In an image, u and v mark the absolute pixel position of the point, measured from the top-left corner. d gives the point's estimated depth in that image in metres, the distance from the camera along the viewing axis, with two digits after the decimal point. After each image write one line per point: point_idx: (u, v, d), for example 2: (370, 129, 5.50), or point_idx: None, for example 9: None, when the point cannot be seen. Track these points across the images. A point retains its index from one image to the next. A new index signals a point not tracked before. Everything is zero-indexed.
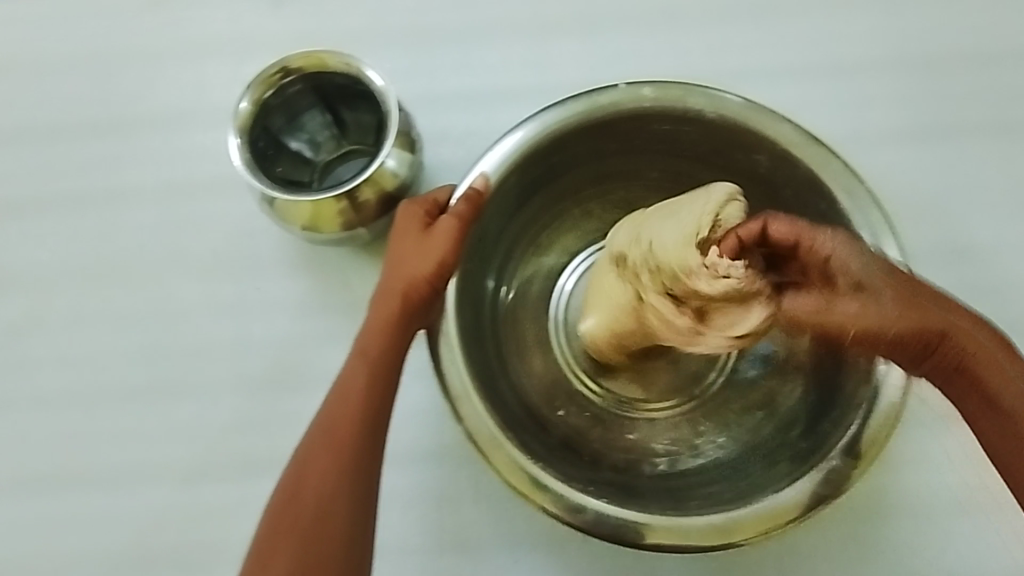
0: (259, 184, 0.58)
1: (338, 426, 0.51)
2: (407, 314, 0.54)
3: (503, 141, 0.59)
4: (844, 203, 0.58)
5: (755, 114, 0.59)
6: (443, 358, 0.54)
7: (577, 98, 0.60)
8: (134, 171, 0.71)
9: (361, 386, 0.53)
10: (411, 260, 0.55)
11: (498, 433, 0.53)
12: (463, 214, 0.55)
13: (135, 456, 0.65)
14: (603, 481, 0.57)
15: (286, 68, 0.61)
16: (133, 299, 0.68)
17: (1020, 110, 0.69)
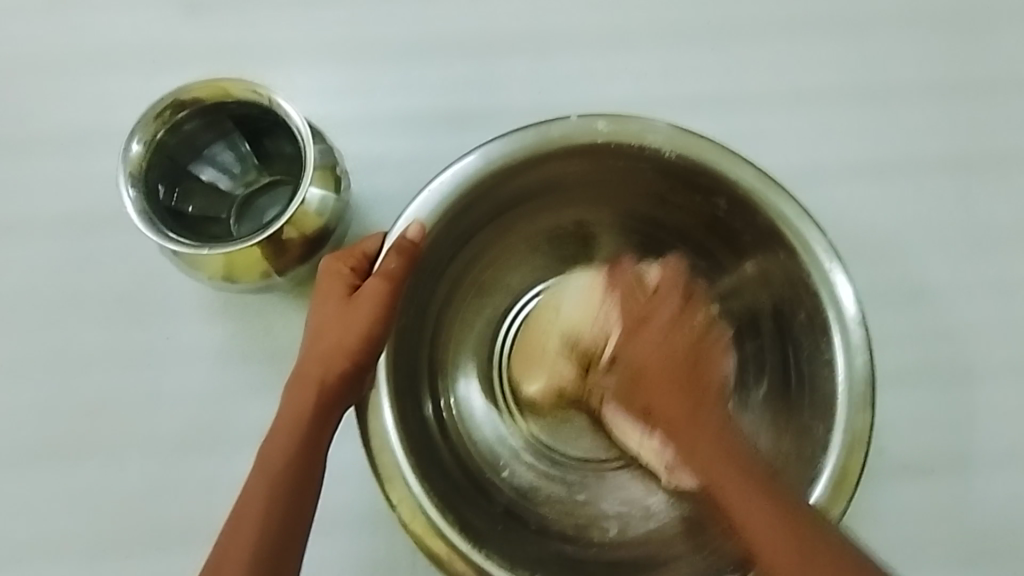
0: (160, 239, 0.52)
1: (234, 545, 0.47)
2: (323, 402, 0.50)
3: (439, 181, 0.54)
4: (804, 256, 0.54)
5: (712, 152, 0.55)
6: (374, 436, 0.51)
7: (524, 131, 0.55)
8: (27, 200, 0.63)
9: (261, 500, 0.48)
10: (327, 335, 0.51)
11: (433, 514, 0.51)
12: (392, 271, 0.51)
13: (29, 527, 0.58)
14: (549, 558, 0.54)
15: (180, 101, 0.55)
16: (24, 348, 0.61)
17: (979, 143, 0.67)
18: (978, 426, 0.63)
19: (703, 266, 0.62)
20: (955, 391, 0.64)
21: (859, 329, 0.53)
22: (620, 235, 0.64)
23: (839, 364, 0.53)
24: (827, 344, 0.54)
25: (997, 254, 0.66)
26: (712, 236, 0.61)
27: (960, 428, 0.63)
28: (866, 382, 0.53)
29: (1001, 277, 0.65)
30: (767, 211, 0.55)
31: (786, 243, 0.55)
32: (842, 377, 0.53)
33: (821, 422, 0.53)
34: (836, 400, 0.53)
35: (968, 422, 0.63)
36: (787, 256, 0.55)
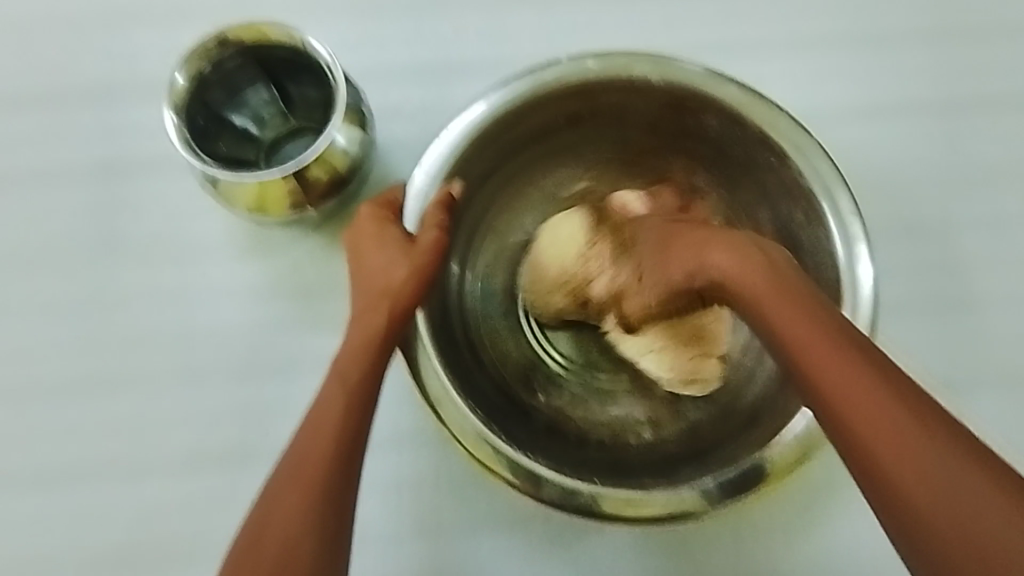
0: (199, 165, 0.55)
1: (309, 463, 0.48)
2: (389, 332, 0.52)
3: (450, 128, 0.58)
4: (794, 158, 0.58)
5: (701, 77, 0.58)
6: (420, 363, 0.55)
7: (519, 77, 0.58)
8: (62, 149, 0.66)
9: (331, 421, 0.49)
10: (386, 271, 0.53)
11: (482, 430, 0.55)
12: (440, 220, 0.55)
13: (73, 453, 0.62)
14: (591, 460, 0.59)
15: (223, 40, 0.58)
16: (64, 287, 0.64)
17: (967, 86, 0.71)
18: (971, 353, 0.67)
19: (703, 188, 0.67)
20: (948, 320, 0.67)
21: (854, 219, 0.56)
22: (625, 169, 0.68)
23: (838, 255, 0.57)
24: (828, 240, 0.58)
25: (987, 192, 0.69)
26: (709, 158, 0.65)
27: (953, 354, 0.67)
28: (871, 268, 0.55)
29: (991, 213, 0.69)
30: (754, 124, 0.58)
31: (777, 149, 0.58)
32: (844, 272, 0.56)
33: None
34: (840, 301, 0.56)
35: (959, 348, 0.67)
36: (778, 161, 0.59)
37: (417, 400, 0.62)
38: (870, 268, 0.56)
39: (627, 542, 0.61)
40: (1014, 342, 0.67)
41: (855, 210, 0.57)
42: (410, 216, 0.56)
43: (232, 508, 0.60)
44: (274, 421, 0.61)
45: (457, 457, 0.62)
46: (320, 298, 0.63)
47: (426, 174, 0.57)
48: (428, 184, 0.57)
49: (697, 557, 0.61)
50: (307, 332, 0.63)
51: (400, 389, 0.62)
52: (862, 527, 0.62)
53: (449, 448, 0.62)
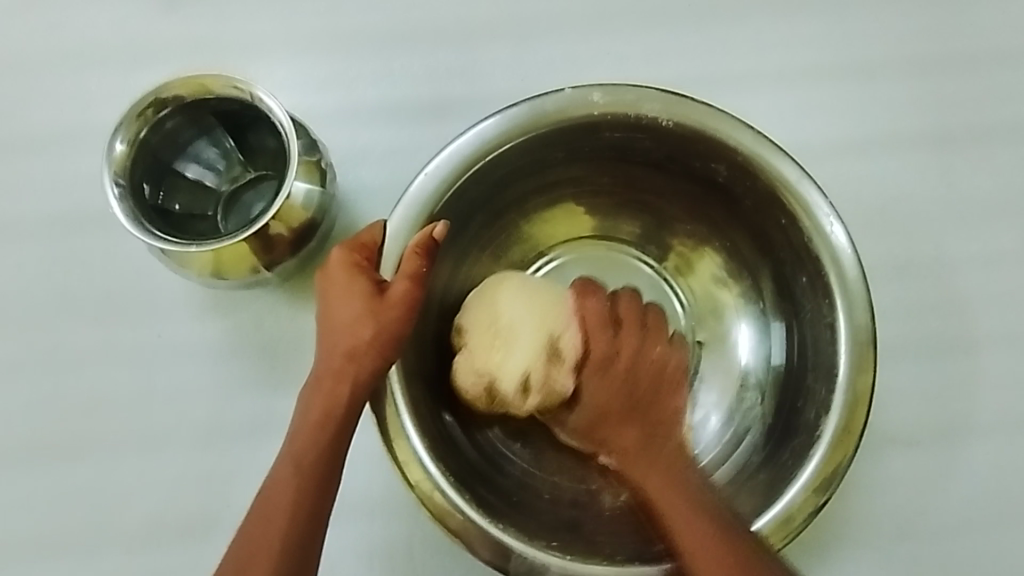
0: (147, 238, 0.51)
1: (267, 537, 0.46)
2: (352, 402, 0.49)
3: (433, 164, 0.55)
4: (803, 212, 0.55)
5: (709, 115, 0.55)
6: (390, 426, 0.52)
7: (519, 104, 0.55)
8: (11, 200, 0.63)
9: (294, 493, 0.47)
10: (352, 330, 0.49)
11: (452, 496, 0.52)
12: (417, 275, 0.50)
13: (27, 525, 0.59)
14: (565, 523, 0.55)
15: (160, 99, 0.54)
16: (15, 349, 0.61)
17: (961, 117, 0.68)
18: (968, 399, 0.64)
19: (701, 232, 0.63)
20: (944, 364, 0.64)
21: (858, 283, 0.54)
22: (614, 204, 0.63)
23: (840, 319, 0.54)
24: (830, 301, 0.54)
25: (983, 228, 0.66)
26: (707, 202, 0.61)
27: (950, 400, 0.64)
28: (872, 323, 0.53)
29: (988, 250, 0.66)
30: (767, 176, 0.55)
31: (787, 207, 0.55)
32: (845, 339, 0.54)
33: (824, 385, 0.54)
34: (837, 377, 0.53)
35: (955, 392, 0.64)
36: (788, 220, 0.56)
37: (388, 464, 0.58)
38: (870, 349, 0.53)
39: None
40: (1014, 385, 0.64)
41: (861, 276, 0.54)
42: (388, 259, 0.53)
43: None
44: (238, 488, 0.58)
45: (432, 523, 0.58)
46: (285, 356, 0.60)
47: (408, 206, 0.54)
48: (409, 217, 0.54)
49: None
50: (272, 393, 0.59)
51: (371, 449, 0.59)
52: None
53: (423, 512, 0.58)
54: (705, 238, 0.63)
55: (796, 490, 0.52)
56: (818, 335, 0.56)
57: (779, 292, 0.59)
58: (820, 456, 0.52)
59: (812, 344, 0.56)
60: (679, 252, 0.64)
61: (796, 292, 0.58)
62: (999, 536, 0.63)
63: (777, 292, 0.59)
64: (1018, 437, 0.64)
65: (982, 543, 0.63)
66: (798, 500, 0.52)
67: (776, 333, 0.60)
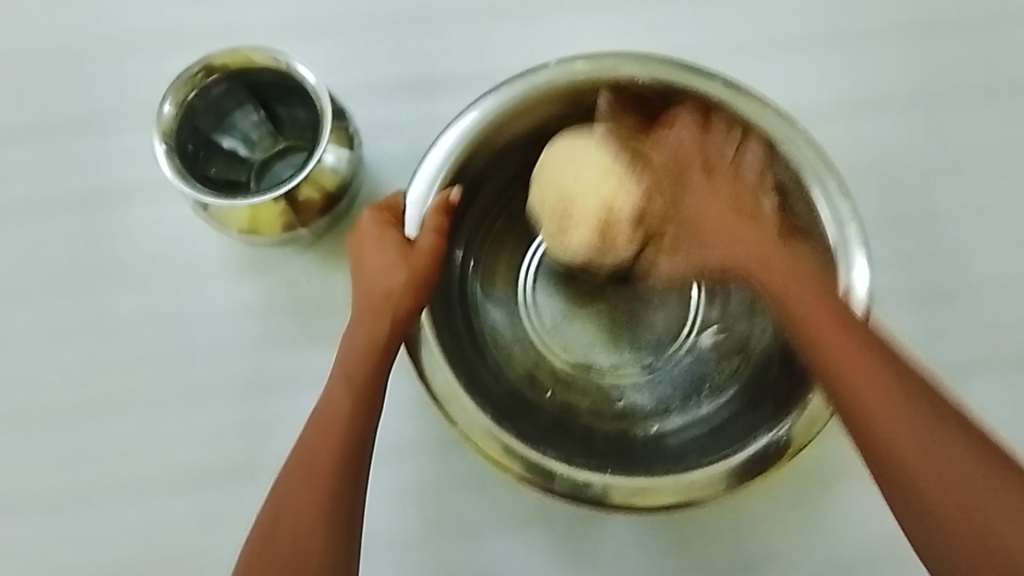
0: (190, 190, 0.56)
1: (318, 458, 0.49)
2: (390, 339, 0.52)
3: (440, 142, 0.58)
4: (785, 151, 0.58)
5: (686, 73, 0.59)
6: (426, 364, 0.55)
7: (512, 81, 0.58)
8: (57, 178, 0.67)
9: (342, 417, 0.50)
10: (386, 274, 0.53)
11: (490, 426, 0.55)
12: (440, 226, 0.55)
13: (80, 477, 0.63)
14: (600, 454, 0.59)
15: (209, 67, 0.59)
16: (65, 315, 0.65)
17: (943, 79, 0.72)
18: (960, 340, 0.68)
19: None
20: (936, 308, 0.68)
21: (844, 206, 0.57)
22: None
23: (830, 238, 0.57)
24: (819, 226, 0.58)
25: (969, 181, 0.71)
26: None
27: (943, 341, 0.68)
28: (859, 234, 0.56)
29: (974, 202, 0.70)
30: (744, 119, 0.59)
31: (767, 142, 0.59)
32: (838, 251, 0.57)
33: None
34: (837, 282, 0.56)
35: (947, 335, 0.68)
36: None
37: (417, 410, 0.62)
38: (862, 257, 0.56)
39: (631, 540, 0.62)
40: (1003, 327, 0.68)
41: (844, 195, 0.57)
42: (412, 222, 0.56)
43: (240, 525, 0.61)
44: (276, 436, 0.63)
45: (457, 463, 0.62)
46: (318, 313, 0.64)
47: (426, 180, 0.57)
48: (428, 189, 0.56)
49: (702, 549, 0.62)
50: (305, 347, 0.64)
51: (398, 397, 0.62)
52: (867, 511, 0.62)
53: (449, 454, 0.62)
54: None
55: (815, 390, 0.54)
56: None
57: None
58: None
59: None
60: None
61: None
62: None
63: None
64: (1006, 373, 0.68)
65: None
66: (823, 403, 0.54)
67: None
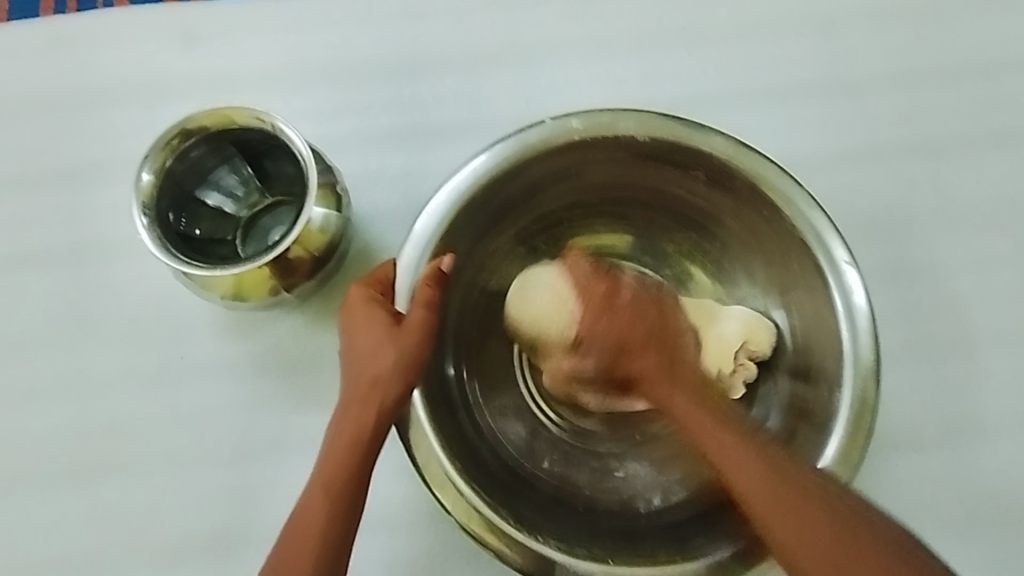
0: (173, 263, 0.54)
1: (297, 558, 0.47)
2: (378, 427, 0.49)
3: (427, 209, 0.56)
4: (787, 209, 0.56)
5: (684, 130, 0.57)
6: (420, 449, 0.52)
7: (504, 141, 0.57)
8: (38, 232, 0.66)
9: (323, 512, 0.48)
10: (373, 359, 0.50)
11: (488, 513, 0.52)
12: (432, 300, 0.52)
13: (56, 547, 0.60)
14: (602, 532, 0.56)
15: (185, 131, 0.57)
16: (43, 376, 0.63)
17: (949, 128, 0.70)
18: (969, 399, 0.66)
19: (692, 236, 0.65)
20: (944, 367, 0.66)
21: (850, 268, 0.54)
22: (613, 215, 0.65)
23: (836, 303, 0.55)
24: (824, 290, 0.56)
25: (979, 234, 0.68)
26: (698, 211, 0.63)
27: (952, 402, 0.65)
28: (864, 298, 0.54)
29: (982, 255, 0.68)
30: (746, 175, 0.57)
31: (768, 200, 0.57)
32: (843, 319, 0.54)
33: (833, 363, 0.55)
34: (842, 350, 0.54)
35: (956, 394, 0.66)
36: (770, 212, 0.57)
37: (407, 480, 0.60)
38: (868, 324, 0.54)
39: None
40: (1013, 386, 0.66)
41: (850, 258, 0.55)
42: (401, 294, 0.54)
43: None
44: (261, 505, 0.60)
45: (448, 535, 0.60)
46: (305, 376, 0.62)
47: (415, 246, 0.55)
48: (417, 256, 0.55)
49: None
50: (291, 411, 0.61)
51: (389, 466, 0.60)
52: None
53: (441, 525, 0.60)
54: (698, 242, 0.65)
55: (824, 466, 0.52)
56: (816, 310, 0.57)
57: (775, 279, 0.61)
58: (839, 428, 0.53)
59: (807, 313, 0.58)
60: (676, 258, 0.66)
61: (788, 276, 0.60)
62: (1005, 535, 0.64)
63: (771, 279, 0.61)
64: (1017, 435, 0.65)
65: (989, 541, 0.64)
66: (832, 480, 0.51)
67: (777, 313, 0.61)
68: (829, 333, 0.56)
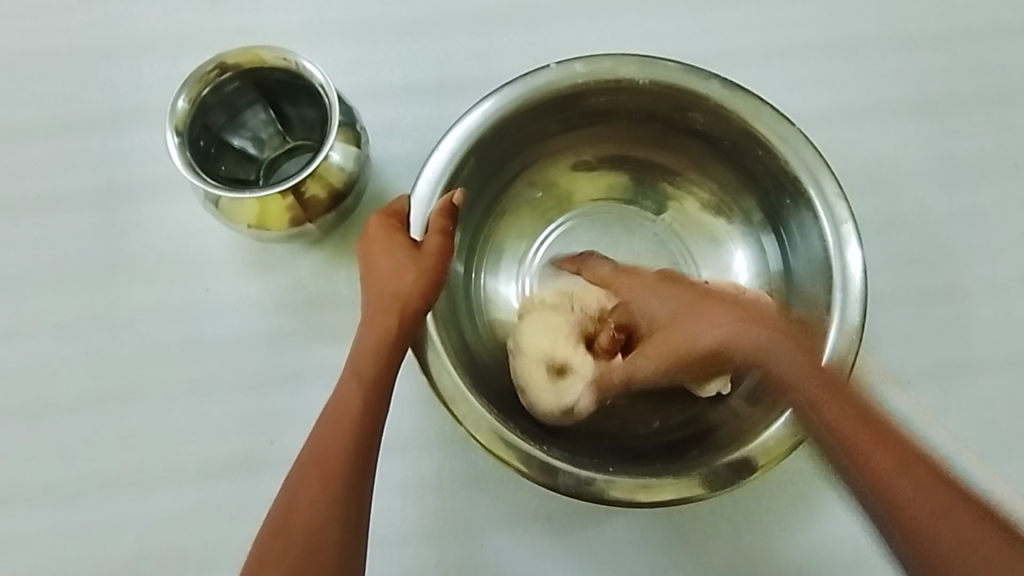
0: (202, 184, 0.57)
1: (329, 450, 0.50)
2: (401, 336, 0.53)
3: (439, 148, 0.58)
4: (780, 149, 0.59)
5: (686, 76, 0.60)
6: (433, 364, 0.55)
7: (511, 83, 0.59)
8: (71, 175, 0.69)
9: (354, 409, 0.51)
10: (396, 276, 0.54)
11: (496, 424, 0.55)
12: (446, 227, 0.56)
13: (86, 467, 0.64)
14: (603, 450, 0.60)
15: (223, 65, 0.60)
16: (74, 309, 0.66)
17: (938, 87, 0.73)
18: (954, 341, 0.69)
19: (692, 179, 0.68)
20: (930, 311, 0.69)
21: (841, 202, 0.58)
22: (615, 159, 0.69)
23: (828, 234, 0.58)
24: (817, 223, 0.59)
25: (964, 187, 0.72)
26: (697, 153, 0.66)
27: (938, 344, 0.69)
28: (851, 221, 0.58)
29: (968, 207, 0.71)
30: (742, 117, 0.60)
31: (764, 141, 0.60)
32: (834, 249, 0.58)
33: (824, 292, 0.58)
34: (833, 280, 0.57)
35: (942, 337, 0.69)
36: (765, 153, 0.60)
37: (419, 406, 0.63)
38: (858, 258, 0.57)
39: (629, 537, 0.62)
40: (997, 330, 0.69)
41: (841, 193, 0.58)
42: (416, 225, 0.57)
43: (242, 517, 0.62)
44: (280, 429, 0.63)
45: (457, 459, 0.63)
46: (323, 310, 0.65)
47: (429, 183, 0.58)
48: (430, 193, 0.57)
49: (699, 548, 0.62)
50: (311, 342, 0.65)
51: (402, 393, 0.63)
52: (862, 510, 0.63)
53: (451, 449, 0.63)
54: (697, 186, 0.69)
55: None
56: (808, 246, 0.61)
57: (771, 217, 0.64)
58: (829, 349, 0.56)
59: (804, 251, 0.61)
60: (676, 200, 0.69)
61: (782, 213, 0.63)
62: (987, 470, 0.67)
63: (766, 217, 0.65)
64: (1001, 376, 0.68)
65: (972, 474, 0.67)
66: None
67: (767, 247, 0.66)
68: (821, 261, 0.59)
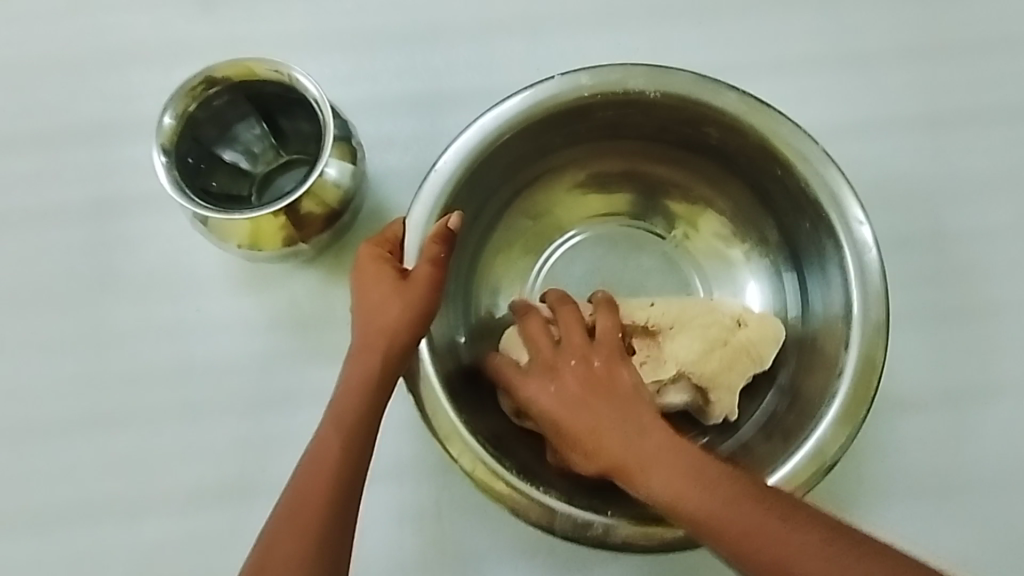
0: (191, 206, 0.55)
1: (307, 500, 0.48)
2: (385, 377, 0.51)
3: (438, 165, 0.56)
4: (799, 166, 0.57)
5: (700, 87, 0.58)
6: (427, 399, 0.53)
7: (520, 95, 0.57)
8: (57, 189, 0.67)
9: (334, 455, 0.49)
10: (382, 311, 0.51)
11: (492, 463, 0.53)
12: (439, 256, 0.52)
13: (71, 493, 0.62)
14: None
15: (211, 78, 0.58)
16: (60, 328, 0.64)
17: (952, 100, 0.71)
18: (969, 364, 0.67)
19: (704, 197, 0.66)
20: (944, 333, 0.67)
21: (864, 228, 0.56)
22: (626, 172, 0.66)
23: (849, 261, 0.56)
24: (837, 247, 0.57)
25: (979, 204, 0.70)
26: (708, 168, 0.64)
27: (952, 366, 0.67)
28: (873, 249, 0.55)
29: (984, 224, 0.69)
30: (757, 131, 0.58)
31: (781, 159, 0.58)
32: (855, 279, 0.56)
33: (842, 323, 0.56)
34: (852, 311, 0.55)
35: (956, 359, 0.67)
36: (782, 171, 0.58)
37: (416, 432, 0.61)
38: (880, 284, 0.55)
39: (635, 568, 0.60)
40: (1013, 352, 0.67)
41: (864, 218, 0.56)
42: (410, 249, 0.54)
43: (232, 546, 0.60)
44: (272, 454, 0.61)
45: (456, 487, 0.60)
46: (317, 330, 0.63)
47: (425, 204, 0.56)
48: (426, 216, 0.55)
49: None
50: (305, 363, 0.63)
51: (398, 420, 0.61)
52: None
53: (449, 477, 0.61)
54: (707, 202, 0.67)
55: (825, 425, 0.53)
56: (826, 273, 0.59)
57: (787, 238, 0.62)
58: (843, 385, 0.54)
59: (820, 280, 0.59)
60: (686, 218, 0.67)
61: (800, 238, 0.61)
62: (1004, 497, 0.65)
63: (780, 239, 0.63)
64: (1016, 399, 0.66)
65: (988, 502, 0.65)
66: (835, 435, 0.52)
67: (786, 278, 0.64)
68: (840, 291, 0.57)
